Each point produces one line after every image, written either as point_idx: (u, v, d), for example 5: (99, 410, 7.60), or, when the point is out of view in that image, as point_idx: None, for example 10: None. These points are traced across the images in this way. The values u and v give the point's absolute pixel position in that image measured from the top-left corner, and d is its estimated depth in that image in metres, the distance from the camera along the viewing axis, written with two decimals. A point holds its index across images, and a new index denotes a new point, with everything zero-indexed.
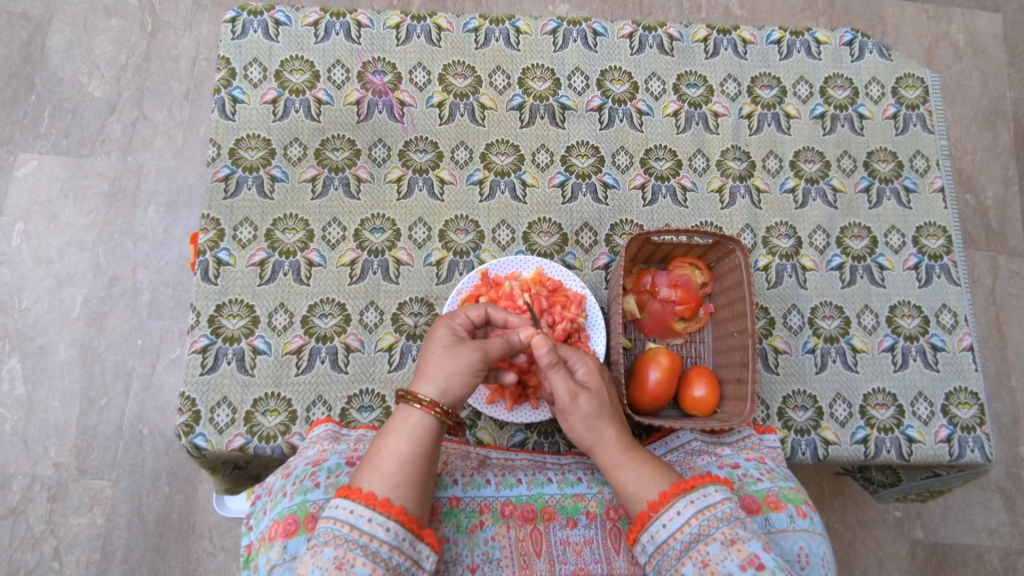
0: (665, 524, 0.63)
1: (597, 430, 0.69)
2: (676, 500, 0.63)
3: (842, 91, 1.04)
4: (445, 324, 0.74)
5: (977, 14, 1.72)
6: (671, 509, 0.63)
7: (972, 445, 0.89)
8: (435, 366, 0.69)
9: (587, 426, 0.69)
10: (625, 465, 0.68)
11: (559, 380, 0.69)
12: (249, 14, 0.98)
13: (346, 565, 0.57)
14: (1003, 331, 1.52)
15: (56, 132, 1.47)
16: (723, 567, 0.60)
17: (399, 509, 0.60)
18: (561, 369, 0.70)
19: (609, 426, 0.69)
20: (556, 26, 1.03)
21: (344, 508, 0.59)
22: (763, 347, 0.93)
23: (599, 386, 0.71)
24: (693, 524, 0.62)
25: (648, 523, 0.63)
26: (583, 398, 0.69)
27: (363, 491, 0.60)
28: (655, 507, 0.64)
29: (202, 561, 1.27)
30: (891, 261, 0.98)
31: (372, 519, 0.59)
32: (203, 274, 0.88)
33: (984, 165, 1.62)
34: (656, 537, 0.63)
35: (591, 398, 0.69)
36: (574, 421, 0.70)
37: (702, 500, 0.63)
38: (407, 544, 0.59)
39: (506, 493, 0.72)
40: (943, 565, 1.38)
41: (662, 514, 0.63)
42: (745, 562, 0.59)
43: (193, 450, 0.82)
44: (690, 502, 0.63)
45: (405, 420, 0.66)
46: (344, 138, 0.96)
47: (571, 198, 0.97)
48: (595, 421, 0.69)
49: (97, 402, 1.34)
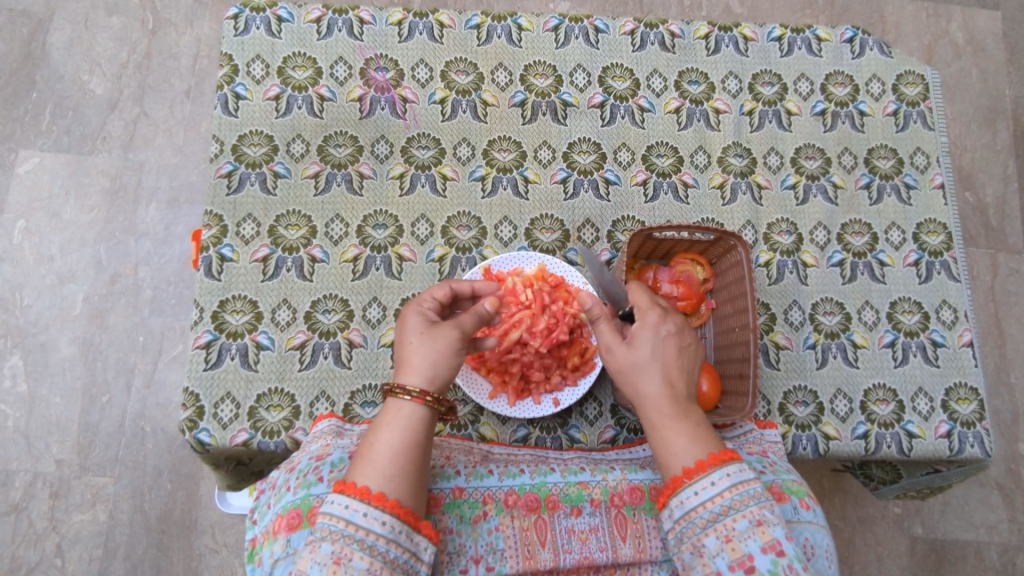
0: (696, 492, 0.63)
1: (638, 385, 0.70)
2: (712, 470, 0.63)
3: (842, 88, 1.05)
4: (415, 311, 0.73)
5: (977, 12, 1.73)
6: (706, 479, 0.63)
7: (972, 440, 0.89)
8: (416, 355, 0.69)
9: (628, 379, 0.71)
10: (664, 426, 0.68)
11: (603, 331, 0.73)
12: (251, 11, 0.98)
13: (344, 560, 0.57)
14: (1002, 328, 1.53)
15: (57, 129, 1.47)
16: (745, 546, 0.60)
17: (395, 502, 0.60)
18: (604, 323, 0.73)
19: (651, 382, 0.70)
20: (558, 23, 1.03)
21: (339, 503, 0.59)
22: (764, 343, 0.93)
23: (648, 340, 0.71)
24: (726, 496, 0.62)
25: (681, 487, 0.64)
26: (621, 350, 0.72)
27: (358, 485, 0.60)
28: (690, 474, 0.64)
29: (204, 558, 1.27)
30: (891, 257, 0.98)
31: (368, 514, 0.59)
32: (206, 270, 0.88)
33: (983, 162, 1.63)
34: (685, 504, 0.63)
35: (631, 352, 0.71)
36: (615, 372, 0.72)
37: (738, 475, 0.63)
38: (404, 536, 0.60)
39: (509, 482, 0.72)
40: (942, 562, 1.39)
41: (696, 482, 0.63)
42: (768, 545, 0.60)
43: (197, 445, 0.82)
44: (725, 475, 0.63)
45: (396, 413, 0.65)
46: (346, 135, 0.96)
47: (573, 195, 0.98)
48: (636, 376, 0.70)
49: (98, 399, 1.34)
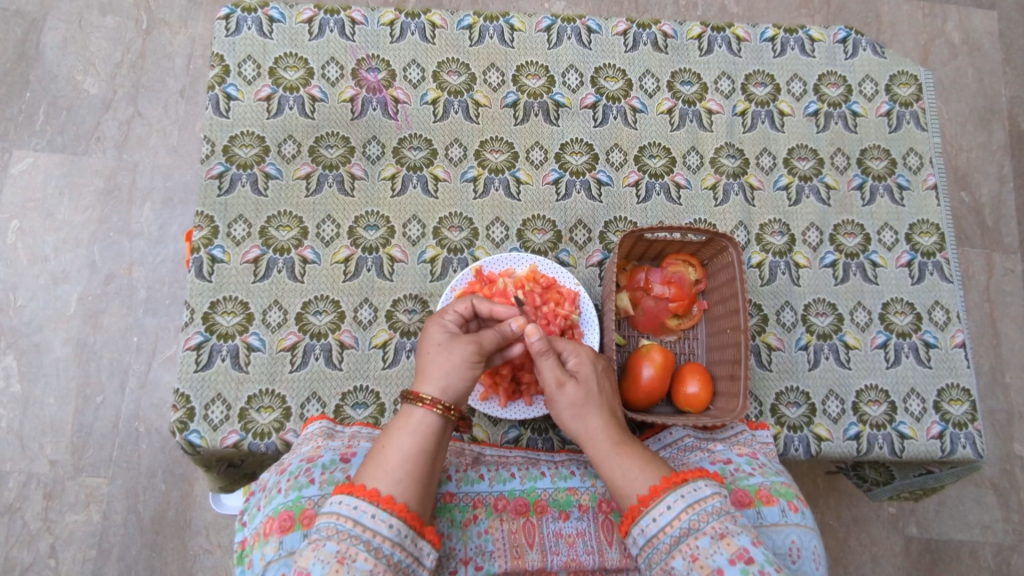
0: (654, 518, 0.63)
1: (583, 419, 0.70)
2: (666, 494, 0.63)
3: (835, 89, 1.04)
4: (438, 323, 0.74)
5: (973, 11, 1.73)
6: (661, 504, 0.63)
7: (964, 441, 0.89)
8: (433, 366, 0.69)
9: (573, 415, 0.70)
10: (610, 459, 0.67)
11: (549, 368, 0.70)
12: (243, 11, 0.98)
13: (348, 559, 0.57)
14: (997, 328, 1.53)
15: (51, 129, 1.47)
16: (712, 562, 0.60)
17: (402, 506, 0.60)
18: (551, 357, 0.71)
19: (596, 416, 0.70)
20: (550, 23, 1.03)
21: (347, 504, 0.59)
22: (756, 344, 0.93)
23: (589, 373, 0.71)
24: (684, 518, 0.62)
25: (638, 516, 0.63)
26: (568, 387, 0.70)
27: (367, 487, 0.60)
28: (645, 501, 0.63)
29: (198, 558, 1.27)
30: (884, 258, 0.98)
31: (375, 515, 0.59)
32: (197, 271, 0.88)
33: (979, 162, 1.63)
34: (646, 531, 0.63)
35: (577, 388, 0.70)
36: (559, 409, 0.71)
37: (692, 494, 0.63)
38: (409, 540, 0.60)
39: (499, 487, 0.72)
40: (936, 563, 1.39)
41: (652, 508, 0.63)
42: (735, 556, 0.59)
43: (187, 447, 0.82)
44: (681, 497, 0.63)
45: (407, 419, 0.66)
46: (338, 135, 0.96)
47: (566, 195, 0.98)
48: (581, 411, 0.70)
49: (93, 400, 1.34)
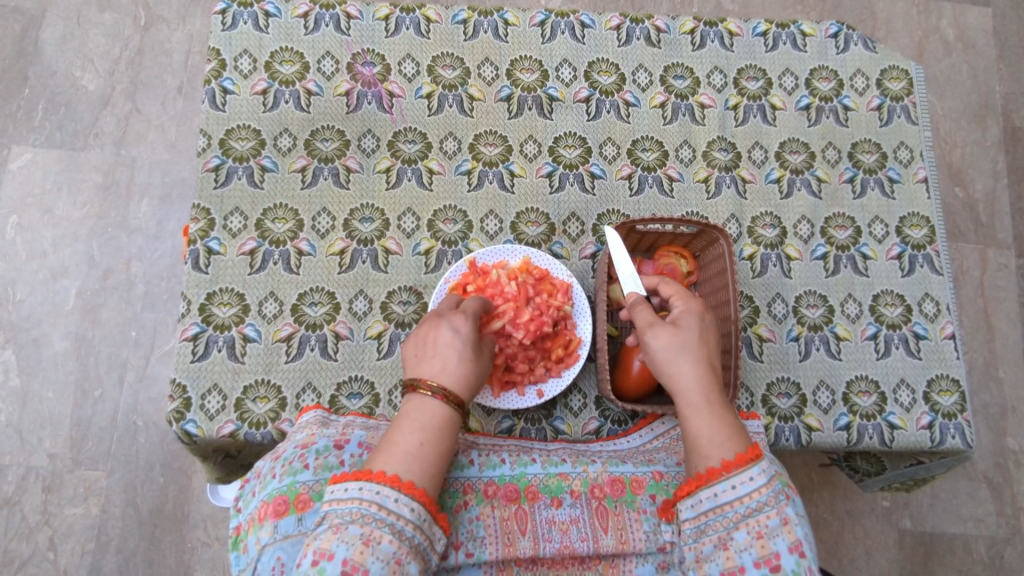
0: (733, 485, 0.64)
1: (674, 364, 0.72)
2: (750, 465, 0.65)
3: (827, 83, 1.05)
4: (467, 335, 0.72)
5: (967, 9, 1.74)
6: (744, 474, 0.64)
7: (953, 431, 0.90)
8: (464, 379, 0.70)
9: (664, 359, 0.72)
10: (695, 415, 0.69)
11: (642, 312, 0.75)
12: (239, 6, 0.99)
13: (373, 542, 0.58)
14: (991, 323, 1.54)
15: (50, 125, 1.47)
16: (773, 543, 0.62)
17: (422, 491, 0.61)
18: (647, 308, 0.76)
19: (689, 365, 0.71)
20: (544, 18, 1.04)
21: (369, 489, 0.60)
22: (747, 335, 0.94)
23: (689, 326, 0.74)
24: (762, 493, 0.64)
25: (716, 479, 0.65)
26: (662, 331, 0.73)
27: (388, 473, 0.61)
28: (728, 466, 0.65)
29: (196, 551, 1.28)
30: (874, 251, 0.99)
31: (398, 499, 0.60)
32: (194, 263, 0.89)
33: (973, 158, 1.64)
34: (719, 496, 0.65)
35: (670, 335, 0.72)
36: (651, 352, 0.73)
37: (773, 473, 0.65)
38: (428, 524, 0.61)
39: (489, 473, 0.74)
40: (930, 555, 1.40)
41: (734, 476, 0.64)
42: (794, 545, 0.61)
43: (184, 436, 0.83)
44: (763, 472, 0.64)
45: (426, 421, 0.66)
46: (333, 129, 0.97)
47: (558, 188, 0.99)
48: (674, 357, 0.72)
49: (91, 394, 1.35)
